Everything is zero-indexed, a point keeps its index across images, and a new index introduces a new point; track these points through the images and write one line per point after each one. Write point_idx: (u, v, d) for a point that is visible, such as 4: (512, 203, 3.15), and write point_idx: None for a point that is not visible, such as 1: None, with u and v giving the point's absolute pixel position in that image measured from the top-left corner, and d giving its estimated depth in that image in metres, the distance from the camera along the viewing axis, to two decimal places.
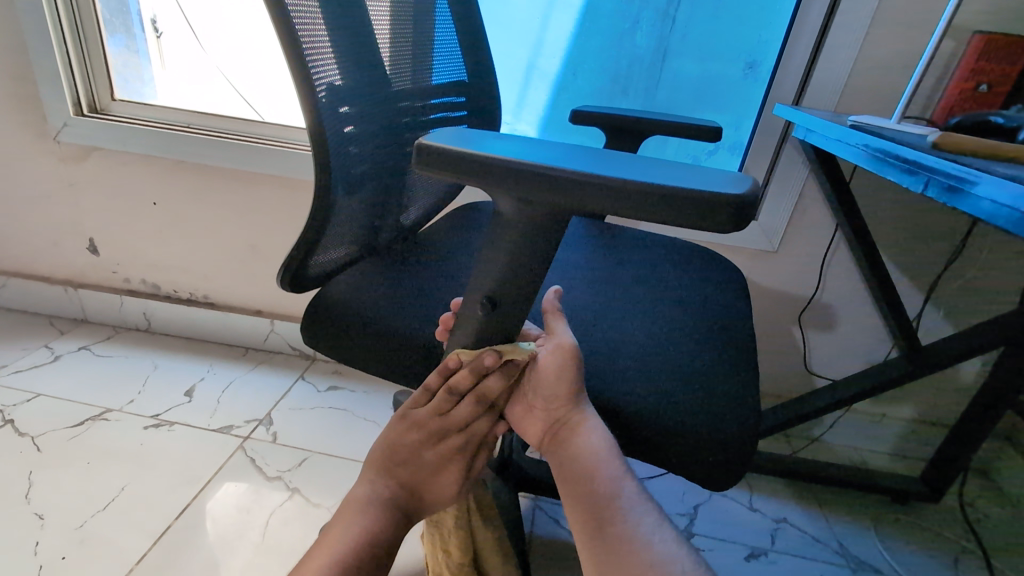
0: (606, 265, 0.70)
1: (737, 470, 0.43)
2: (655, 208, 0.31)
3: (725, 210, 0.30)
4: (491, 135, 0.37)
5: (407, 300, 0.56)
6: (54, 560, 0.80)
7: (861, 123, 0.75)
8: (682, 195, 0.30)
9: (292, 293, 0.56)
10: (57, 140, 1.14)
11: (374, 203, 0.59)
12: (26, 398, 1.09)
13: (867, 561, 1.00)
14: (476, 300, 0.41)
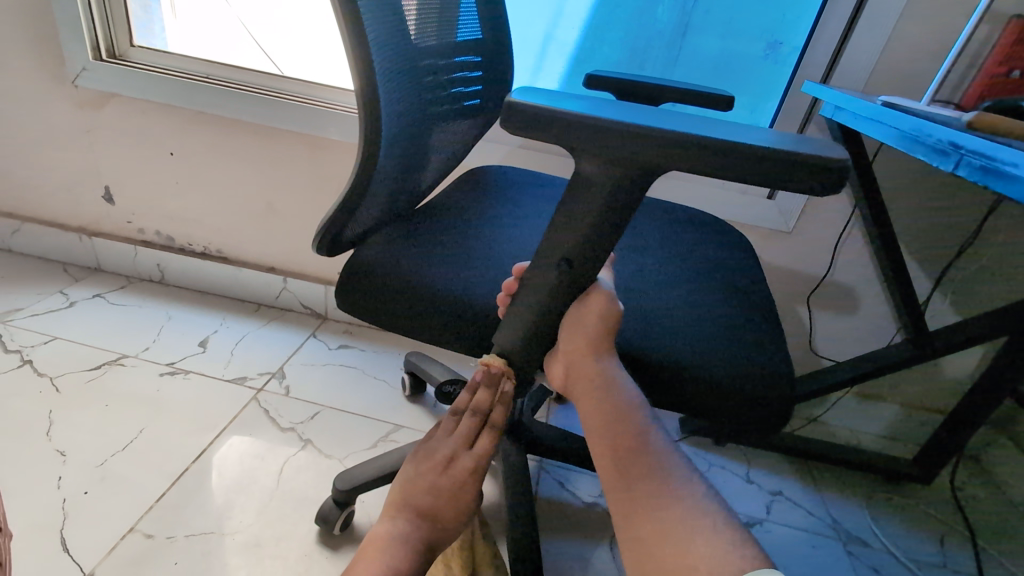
0: (607, 223, 0.73)
1: (777, 421, 0.48)
2: (762, 168, 0.32)
3: (812, 171, 0.32)
4: (581, 97, 0.38)
5: (438, 260, 0.57)
6: (76, 494, 0.83)
7: (892, 103, 0.75)
8: (773, 155, 0.32)
9: (330, 256, 0.57)
10: (75, 84, 1.13)
11: (411, 162, 0.59)
12: (43, 340, 1.10)
13: (857, 535, 1.04)
14: (554, 264, 0.41)
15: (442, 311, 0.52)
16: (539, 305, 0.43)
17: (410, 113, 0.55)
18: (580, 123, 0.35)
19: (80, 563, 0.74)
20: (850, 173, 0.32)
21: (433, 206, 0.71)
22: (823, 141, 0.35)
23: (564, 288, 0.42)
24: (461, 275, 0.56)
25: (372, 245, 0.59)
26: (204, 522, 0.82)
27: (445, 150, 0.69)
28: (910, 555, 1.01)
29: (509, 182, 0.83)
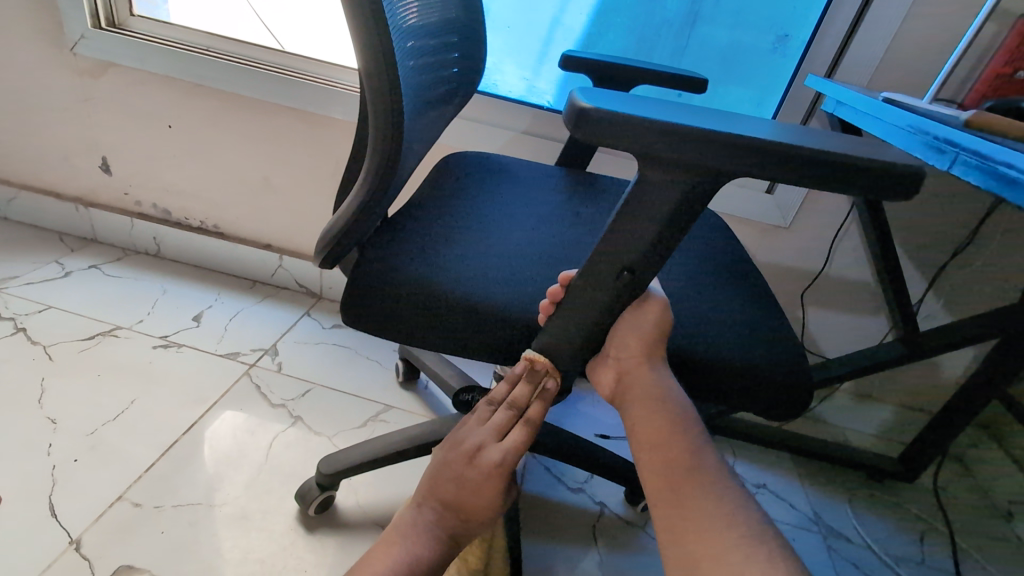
0: (580, 209, 0.74)
1: (787, 402, 0.52)
2: (844, 177, 0.36)
3: (879, 175, 0.36)
4: (654, 103, 0.40)
5: (439, 256, 0.57)
6: (66, 462, 0.84)
7: (894, 99, 0.75)
8: (846, 162, 0.35)
9: (335, 267, 0.55)
10: (74, 52, 1.12)
11: (408, 150, 0.59)
12: (38, 309, 1.11)
13: (838, 529, 1.05)
14: (615, 270, 0.43)
15: (460, 314, 0.52)
16: (603, 307, 0.46)
17: (412, 96, 0.55)
18: (650, 129, 0.36)
19: (69, 529, 0.76)
20: (923, 178, 0.36)
21: (421, 198, 0.71)
22: (877, 145, 0.39)
23: (624, 292, 0.44)
24: (468, 276, 0.56)
25: (375, 249, 0.58)
26: (193, 494, 0.83)
27: (426, 135, 0.68)
28: (889, 551, 1.03)
29: (492, 166, 0.82)
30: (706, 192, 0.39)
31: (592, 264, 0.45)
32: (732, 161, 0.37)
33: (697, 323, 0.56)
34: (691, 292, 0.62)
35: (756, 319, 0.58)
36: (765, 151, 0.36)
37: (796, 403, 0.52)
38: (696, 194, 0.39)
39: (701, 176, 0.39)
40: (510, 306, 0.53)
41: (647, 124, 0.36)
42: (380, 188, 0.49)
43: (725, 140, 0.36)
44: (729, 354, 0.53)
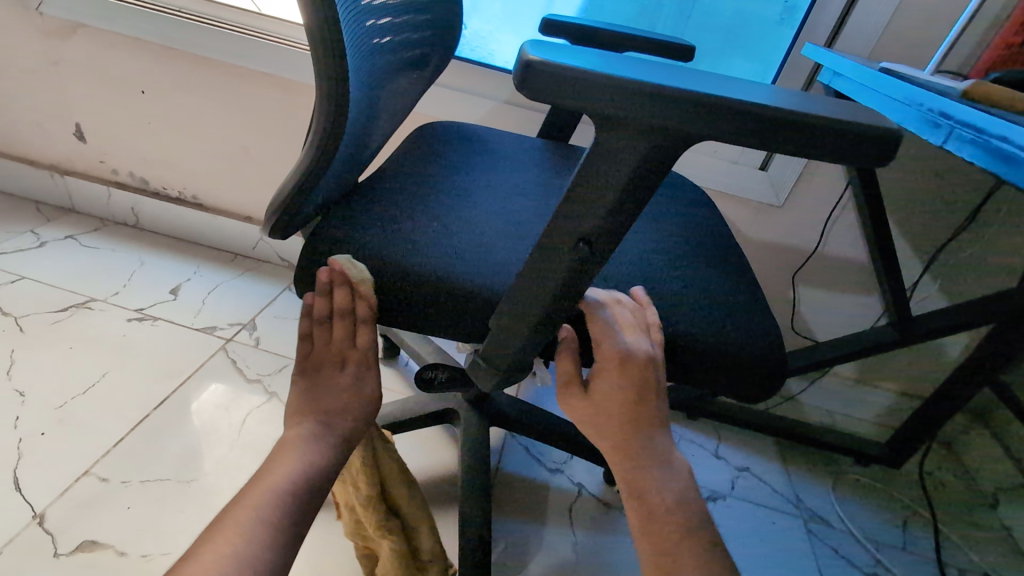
0: (553, 181, 0.72)
1: (754, 388, 0.50)
2: (802, 143, 0.33)
3: (855, 140, 0.32)
4: (608, 56, 0.36)
5: (396, 228, 0.55)
6: (33, 435, 0.83)
7: (894, 70, 0.71)
8: (816, 125, 0.32)
9: (284, 237, 0.53)
10: (40, 11, 1.07)
11: (368, 117, 0.55)
12: (11, 279, 1.09)
13: (820, 514, 1.04)
14: (569, 242, 0.40)
15: (412, 288, 0.50)
16: (558, 285, 0.42)
17: (369, 60, 0.51)
18: (603, 83, 0.33)
19: (32, 503, 0.75)
20: (899, 146, 0.33)
21: (384, 169, 0.67)
22: (861, 113, 0.36)
23: (579, 266, 0.41)
24: (428, 245, 0.53)
25: (334, 217, 0.55)
26: (161, 469, 0.82)
27: (394, 104, 0.65)
28: (870, 536, 1.02)
29: (464, 137, 0.78)
30: (663, 158, 0.37)
31: (542, 242, 0.42)
32: (689, 126, 0.34)
33: (667, 302, 0.54)
34: (666, 270, 0.59)
35: (732, 299, 0.56)
36: (728, 111, 0.33)
37: (762, 385, 0.50)
38: (650, 159, 0.36)
39: (658, 141, 0.36)
40: (466, 282, 0.50)
41: (599, 78, 0.33)
42: (324, 154, 0.46)
43: (682, 100, 0.33)
44: (698, 336, 0.50)
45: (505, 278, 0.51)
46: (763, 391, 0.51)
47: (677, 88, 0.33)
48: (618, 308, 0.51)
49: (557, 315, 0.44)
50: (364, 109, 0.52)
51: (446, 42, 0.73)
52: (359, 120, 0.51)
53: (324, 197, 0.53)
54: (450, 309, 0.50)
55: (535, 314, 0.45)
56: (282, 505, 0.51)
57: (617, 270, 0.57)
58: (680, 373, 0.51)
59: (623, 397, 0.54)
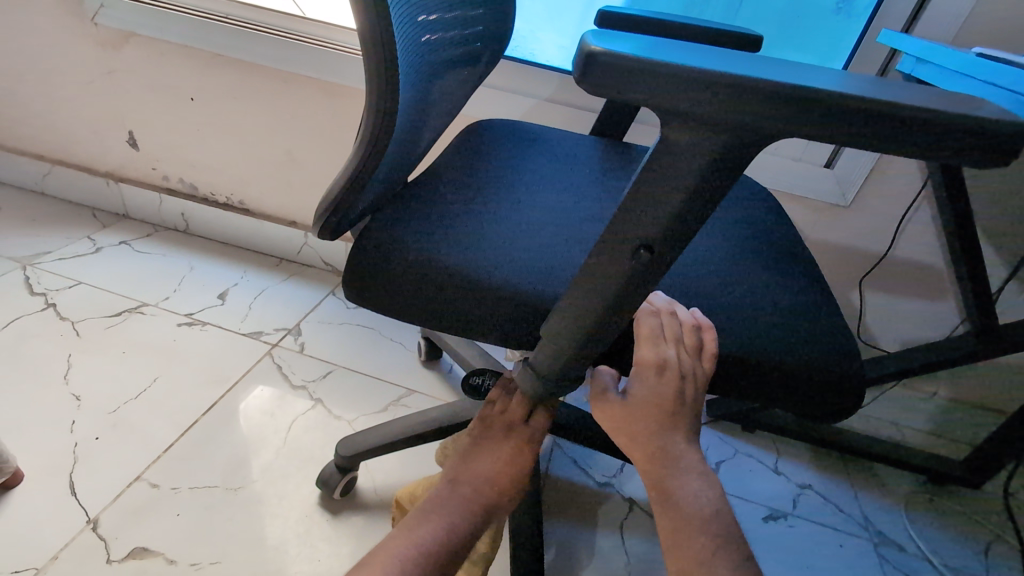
0: (611, 182, 0.68)
1: (840, 409, 0.45)
2: (899, 135, 0.27)
3: (991, 140, 0.26)
4: (684, 48, 0.31)
5: (446, 233, 0.51)
6: (88, 440, 0.84)
7: (989, 54, 0.64)
8: (944, 121, 0.26)
9: (331, 238, 0.50)
10: (95, 23, 1.10)
11: (420, 116, 0.52)
12: (68, 285, 1.12)
13: (892, 537, 0.96)
14: (628, 249, 0.34)
15: (459, 297, 0.46)
16: (611, 300, 0.37)
17: (422, 59, 0.48)
18: (672, 78, 0.28)
19: (87, 508, 0.76)
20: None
21: (434, 171, 0.64)
22: (954, 99, 0.30)
23: (638, 276, 0.35)
24: (486, 248, 0.50)
25: (384, 219, 0.52)
26: (210, 476, 0.82)
27: (445, 104, 0.62)
28: (948, 562, 0.93)
29: (513, 137, 0.74)
30: (738, 160, 0.31)
31: (595, 249, 0.36)
32: (784, 121, 0.28)
33: (744, 311, 0.48)
34: (740, 276, 0.53)
35: (815, 311, 0.50)
36: (827, 106, 0.27)
37: (842, 405, 0.44)
38: (728, 157, 0.31)
39: (744, 136, 0.30)
40: (517, 289, 0.46)
41: (667, 70, 0.28)
42: (375, 156, 0.44)
43: (774, 94, 0.28)
44: (780, 352, 0.45)
45: (559, 285, 0.47)
46: (849, 411, 0.45)
47: (764, 79, 0.28)
48: (668, 317, 0.46)
49: (612, 328, 0.39)
50: (416, 109, 0.49)
51: (496, 40, 0.70)
52: (411, 120, 0.49)
53: (370, 201, 0.50)
54: (497, 319, 0.46)
55: (586, 328, 0.39)
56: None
57: (686, 278, 0.53)
58: (752, 394, 0.45)
59: (648, 412, 0.48)
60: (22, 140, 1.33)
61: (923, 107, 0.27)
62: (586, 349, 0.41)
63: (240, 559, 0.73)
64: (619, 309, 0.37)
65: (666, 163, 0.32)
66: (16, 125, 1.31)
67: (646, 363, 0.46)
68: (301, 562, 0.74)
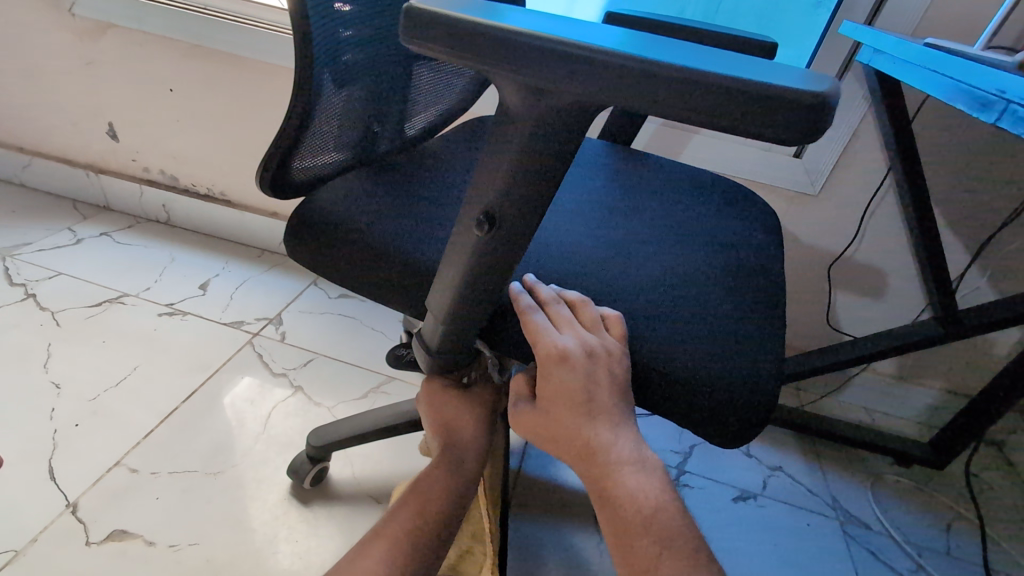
0: (594, 172, 0.69)
1: (759, 424, 0.42)
2: (680, 100, 0.26)
3: (809, 112, 0.25)
4: (564, 22, 0.31)
5: (401, 211, 0.52)
6: (68, 426, 0.85)
7: (938, 45, 0.67)
8: (757, 91, 0.25)
9: (277, 198, 0.51)
10: (73, 13, 1.10)
11: (374, 93, 0.54)
12: (47, 275, 1.12)
13: (857, 516, 0.99)
14: (471, 217, 0.35)
15: (403, 273, 0.47)
16: (488, 277, 0.38)
17: (363, 35, 0.50)
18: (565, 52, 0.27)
19: (66, 493, 0.77)
20: (820, 108, 0.25)
21: (411, 154, 0.65)
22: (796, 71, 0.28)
23: (484, 247, 0.36)
24: (438, 225, 0.52)
25: (340, 191, 0.54)
26: (189, 461, 0.83)
27: (422, 92, 0.63)
28: (911, 539, 0.97)
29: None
30: (567, 130, 0.31)
31: (457, 223, 0.37)
32: (614, 95, 0.28)
33: (695, 293, 0.50)
34: (695, 258, 0.55)
35: (761, 293, 0.52)
36: (649, 75, 0.26)
37: (772, 398, 0.42)
38: (549, 127, 0.31)
39: (566, 103, 0.30)
40: (427, 255, 0.48)
41: (483, 31, 0.28)
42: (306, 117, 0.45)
43: (604, 63, 0.27)
44: (720, 331, 0.46)
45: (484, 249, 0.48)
46: (763, 428, 0.42)
47: (575, 44, 0.27)
48: (558, 303, 0.44)
49: (481, 300, 0.39)
50: (358, 80, 0.50)
51: None
52: (349, 88, 0.50)
53: (321, 166, 0.53)
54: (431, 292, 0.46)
55: (452, 295, 0.39)
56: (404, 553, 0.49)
57: (648, 257, 0.54)
58: (648, 401, 0.43)
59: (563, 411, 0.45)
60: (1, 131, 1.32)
61: (736, 76, 0.26)
62: (466, 321, 0.41)
63: (218, 540, 0.75)
64: (495, 285, 0.38)
65: (506, 127, 0.32)
66: None
67: (548, 354, 0.43)
68: (278, 543, 0.76)
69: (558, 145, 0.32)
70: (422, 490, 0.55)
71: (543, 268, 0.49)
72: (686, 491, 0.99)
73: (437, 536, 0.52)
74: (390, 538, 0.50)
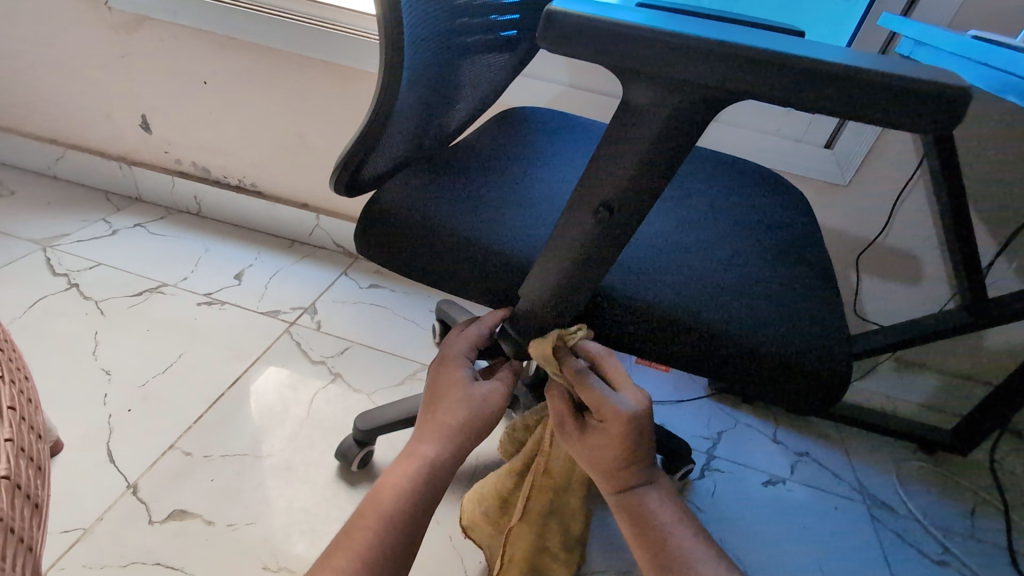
0: None
1: (838, 392, 0.44)
2: (813, 90, 0.29)
3: (950, 117, 0.27)
4: (693, 24, 0.33)
5: (468, 203, 0.54)
6: (121, 411, 0.88)
7: (983, 37, 0.68)
8: (906, 86, 0.27)
9: (347, 195, 0.53)
10: (108, 6, 1.12)
11: (438, 90, 0.56)
12: (88, 266, 1.14)
13: (883, 500, 1.01)
14: (589, 209, 0.37)
15: (480, 263, 0.49)
16: (579, 261, 0.40)
17: (436, 34, 0.51)
18: (683, 53, 0.30)
19: (125, 474, 0.80)
20: (970, 102, 0.27)
21: (464, 148, 0.67)
22: (934, 70, 0.30)
23: (596, 233, 0.38)
24: (505, 217, 0.53)
25: (407, 186, 0.55)
26: (239, 445, 0.86)
27: (472, 85, 0.64)
28: (938, 522, 0.99)
29: (550, 125, 0.76)
30: (684, 124, 0.33)
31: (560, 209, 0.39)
32: (735, 85, 0.30)
33: (762, 276, 0.51)
34: (751, 244, 0.56)
35: (819, 277, 0.53)
36: (785, 70, 0.29)
37: (847, 370, 0.44)
38: (659, 122, 0.33)
39: (691, 100, 0.32)
40: (502, 247, 0.49)
41: (620, 31, 0.31)
42: (383, 115, 0.47)
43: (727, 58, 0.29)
44: (794, 313, 0.47)
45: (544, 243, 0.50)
46: (843, 395, 0.45)
47: (721, 42, 0.29)
48: (633, 316, 0.46)
49: (580, 286, 0.41)
50: (428, 78, 0.52)
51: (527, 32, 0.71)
52: (422, 87, 0.51)
53: (387, 165, 0.55)
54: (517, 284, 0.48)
55: (554, 283, 0.42)
56: (397, 521, 0.46)
57: (708, 245, 0.55)
58: (729, 377, 0.45)
59: (613, 429, 0.48)
60: (34, 124, 1.34)
61: (886, 74, 0.28)
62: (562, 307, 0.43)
63: (274, 521, 0.77)
64: (586, 273, 0.40)
65: (627, 124, 0.34)
66: (30, 110, 1.32)
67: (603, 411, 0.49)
68: (331, 522, 0.78)
69: (663, 140, 0.34)
70: (406, 457, 0.49)
71: (620, 258, 0.50)
72: (716, 474, 1.02)
73: (418, 525, 0.47)
74: (397, 497, 0.46)
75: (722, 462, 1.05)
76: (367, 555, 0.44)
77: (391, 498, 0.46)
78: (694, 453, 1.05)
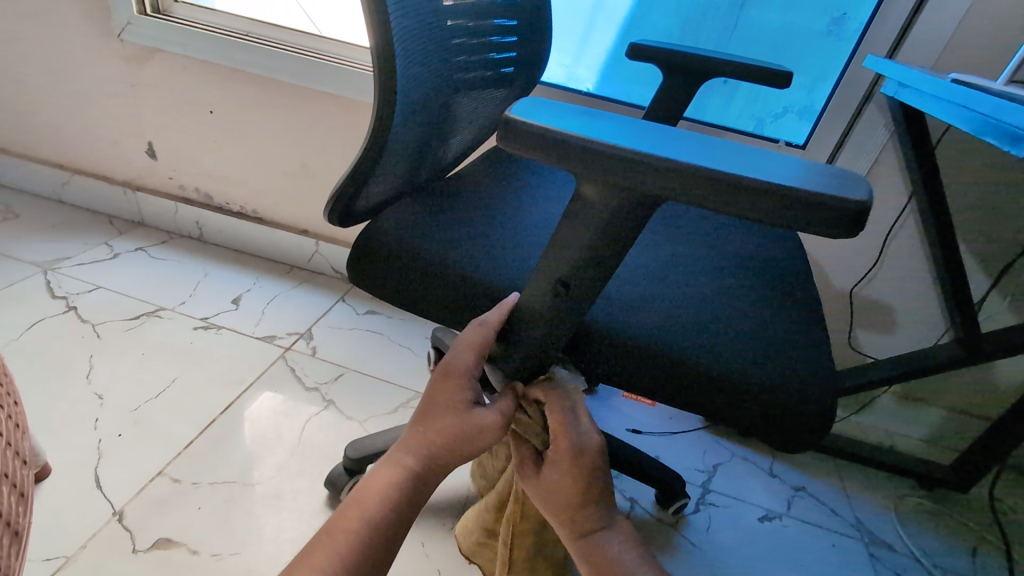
0: None
1: (822, 430, 0.44)
2: None
3: (852, 223, 0.29)
4: (633, 124, 0.35)
5: (458, 234, 0.55)
6: (111, 436, 0.87)
7: (963, 81, 0.70)
8: (820, 201, 0.29)
9: (341, 226, 0.54)
10: (120, 38, 1.16)
11: (433, 126, 0.58)
12: (88, 288, 1.16)
13: (882, 537, 1.00)
14: (572, 246, 0.38)
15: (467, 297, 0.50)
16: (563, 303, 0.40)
17: (431, 74, 0.53)
18: None
19: (111, 501, 0.79)
20: (869, 214, 0.29)
21: (457, 180, 0.68)
22: (843, 175, 0.32)
23: (576, 274, 0.38)
24: (493, 248, 0.54)
25: (400, 216, 0.56)
26: (227, 471, 0.85)
27: (467, 121, 0.66)
28: (936, 561, 0.97)
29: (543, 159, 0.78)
30: None
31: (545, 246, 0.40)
32: None
33: (748, 310, 0.52)
34: (738, 278, 0.57)
35: (806, 311, 0.54)
36: None
37: (831, 407, 0.44)
38: None
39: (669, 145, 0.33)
40: (491, 277, 0.50)
41: None
42: (375, 150, 0.48)
43: None
44: (780, 347, 0.47)
45: (529, 273, 0.51)
46: (827, 432, 0.45)
47: None
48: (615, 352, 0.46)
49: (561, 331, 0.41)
50: (423, 117, 0.54)
51: (519, 76, 0.74)
52: (417, 124, 0.53)
53: (381, 198, 0.56)
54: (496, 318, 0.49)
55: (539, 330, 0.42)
56: (377, 528, 0.47)
57: (694, 278, 0.56)
58: (713, 413, 0.45)
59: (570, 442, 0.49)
60: (43, 149, 1.37)
61: (794, 187, 0.29)
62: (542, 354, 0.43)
63: (258, 550, 0.76)
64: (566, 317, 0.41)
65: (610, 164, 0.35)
66: (40, 135, 1.36)
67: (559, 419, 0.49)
68: None
69: None
70: (389, 469, 0.49)
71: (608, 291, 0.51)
72: (711, 509, 1.00)
73: (403, 525, 0.49)
74: (375, 511, 0.47)
75: (716, 496, 1.03)
76: (347, 554, 0.45)
77: (367, 514, 0.47)
78: (688, 486, 1.04)
